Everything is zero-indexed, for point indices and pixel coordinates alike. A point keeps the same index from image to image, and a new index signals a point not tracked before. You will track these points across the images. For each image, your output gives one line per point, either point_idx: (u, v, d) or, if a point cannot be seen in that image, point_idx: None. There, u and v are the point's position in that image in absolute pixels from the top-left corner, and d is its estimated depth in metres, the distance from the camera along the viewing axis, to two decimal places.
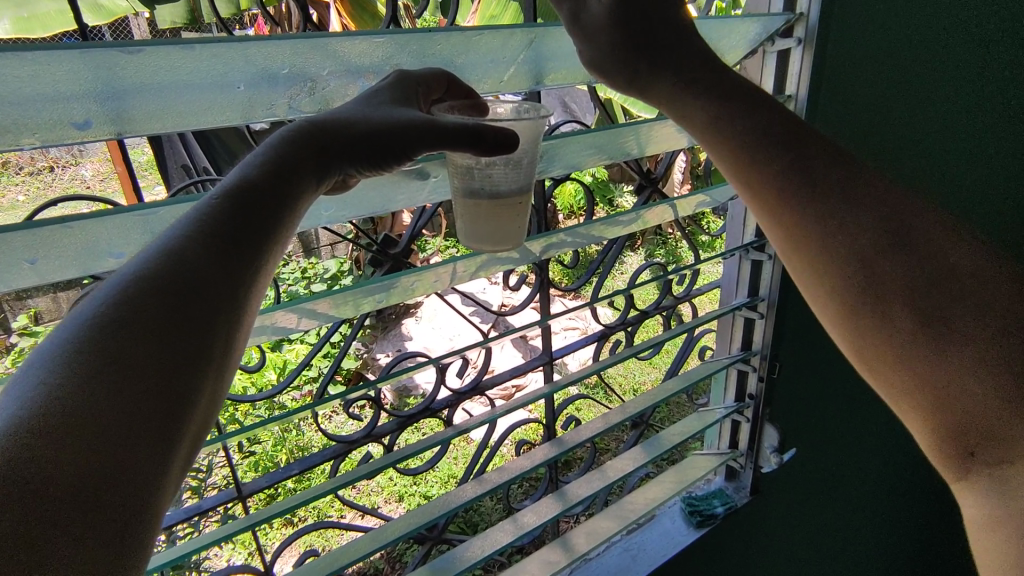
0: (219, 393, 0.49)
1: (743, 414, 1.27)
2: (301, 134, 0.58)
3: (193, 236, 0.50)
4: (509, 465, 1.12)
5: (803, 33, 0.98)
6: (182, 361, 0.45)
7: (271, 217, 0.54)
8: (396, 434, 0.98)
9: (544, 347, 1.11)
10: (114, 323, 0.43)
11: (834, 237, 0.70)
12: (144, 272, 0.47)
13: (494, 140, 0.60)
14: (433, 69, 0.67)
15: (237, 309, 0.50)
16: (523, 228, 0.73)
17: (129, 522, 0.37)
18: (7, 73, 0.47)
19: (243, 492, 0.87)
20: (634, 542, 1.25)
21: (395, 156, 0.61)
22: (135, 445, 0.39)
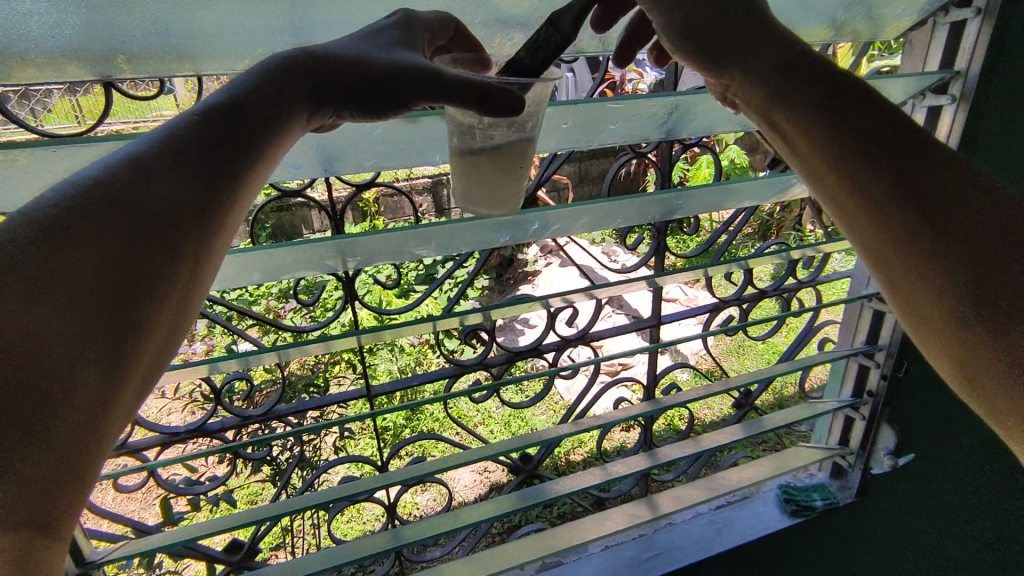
0: (180, 309, 0.55)
1: (859, 411, 1.22)
2: (294, 66, 0.65)
3: (160, 154, 0.56)
4: (604, 415, 1.18)
5: (983, 3, 0.89)
6: (141, 283, 0.50)
7: (245, 149, 0.61)
8: (504, 366, 1.06)
9: (653, 310, 1.12)
10: (77, 228, 0.48)
11: (868, 199, 0.62)
12: (112, 181, 0.52)
13: (499, 101, 0.64)
14: (441, 14, 0.73)
15: (201, 233, 0.57)
16: (519, 194, 0.81)
17: (69, 448, 0.43)
18: None
19: (372, 392, 0.99)
20: (721, 517, 1.25)
21: (391, 106, 0.68)
22: (82, 363, 0.44)
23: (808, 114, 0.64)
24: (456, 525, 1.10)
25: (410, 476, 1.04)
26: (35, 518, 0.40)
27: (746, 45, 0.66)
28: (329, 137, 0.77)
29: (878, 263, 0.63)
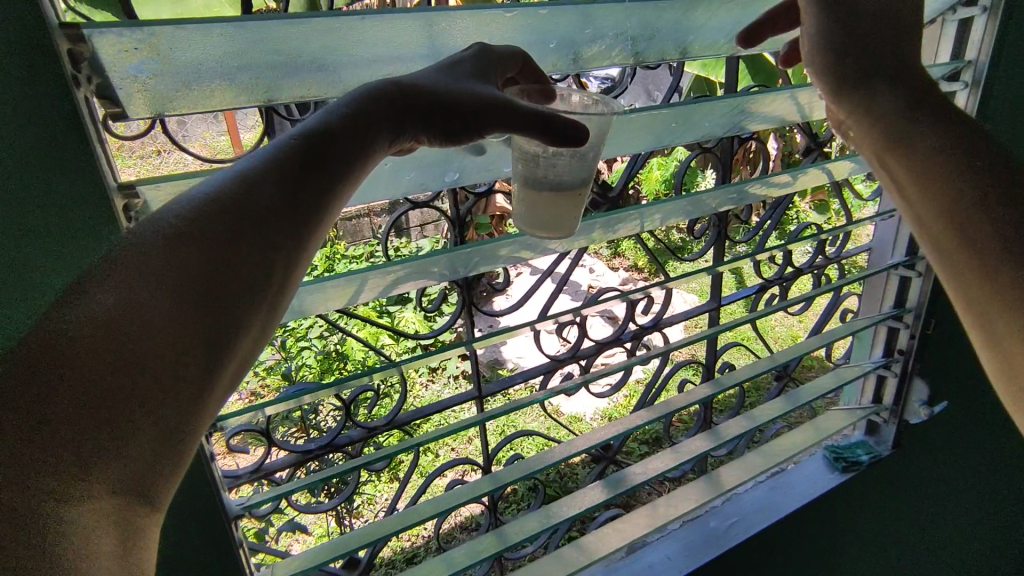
0: (265, 321, 0.54)
1: (891, 369, 1.35)
2: (385, 92, 0.59)
3: (262, 172, 0.55)
4: (674, 398, 1.25)
5: (989, 3, 1.04)
6: (235, 287, 0.50)
7: (338, 170, 0.57)
8: (593, 357, 1.12)
9: (713, 293, 1.22)
10: (183, 234, 0.48)
11: (949, 207, 0.69)
12: (219, 195, 0.52)
13: (562, 130, 0.59)
14: (511, 46, 0.68)
15: (293, 250, 0.55)
16: (578, 217, 0.73)
17: (157, 444, 0.42)
18: (377, 32, 0.61)
19: (482, 393, 1.01)
20: (780, 482, 1.35)
21: (468, 133, 0.62)
22: (177, 363, 0.44)
23: (925, 141, 0.71)
24: (557, 518, 1.13)
25: (516, 476, 1.07)
26: (143, 485, 0.41)
27: (874, 58, 0.73)
28: (473, 159, 0.73)
29: (956, 281, 0.70)
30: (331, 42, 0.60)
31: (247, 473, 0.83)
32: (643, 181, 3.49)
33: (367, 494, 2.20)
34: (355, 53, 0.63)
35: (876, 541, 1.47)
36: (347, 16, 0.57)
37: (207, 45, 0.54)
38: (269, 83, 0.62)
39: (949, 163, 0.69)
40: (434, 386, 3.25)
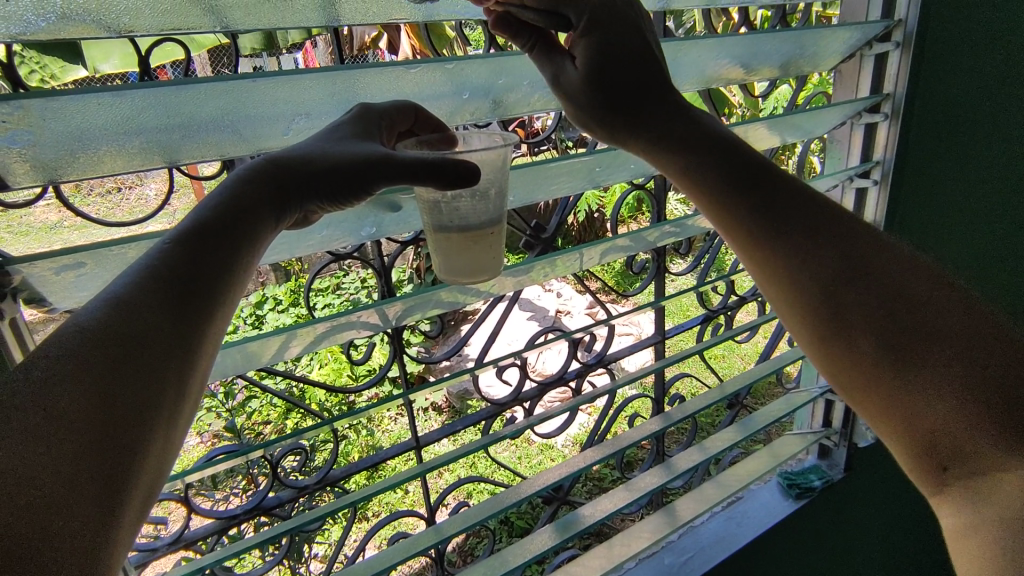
0: (168, 440, 0.46)
1: (838, 393, 1.37)
2: (258, 174, 0.58)
3: (137, 287, 0.48)
4: (624, 434, 1.24)
5: (901, 38, 1.10)
6: (131, 409, 0.42)
7: (221, 267, 0.53)
8: (537, 398, 1.11)
9: (657, 325, 1.23)
10: (54, 376, 0.40)
11: (815, 274, 0.71)
12: (93, 323, 0.44)
13: (454, 176, 0.58)
14: (397, 101, 0.68)
15: (187, 357, 0.48)
16: (499, 260, 0.71)
17: None
18: (277, 91, 0.61)
19: (420, 442, 1.00)
20: (736, 512, 1.34)
21: (353, 192, 0.60)
22: (79, 506, 0.36)
23: (748, 203, 0.75)
24: (507, 566, 1.09)
25: (461, 526, 1.05)
26: None
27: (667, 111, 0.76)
28: (390, 214, 0.73)
29: (823, 354, 0.73)
30: (228, 106, 0.59)
31: (165, 546, 0.80)
32: (604, 205, 3.53)
33: (330, 539, 2.13)
34: (255, 114, 0.62)
35: (835, 564, 1.47)
36: (238, 78, 0.57)
37: (90, 115, 0.53)
38: (164, 148, 0.59)
39: (762, 229, 0.74)
40: (403, 420, 3.19)
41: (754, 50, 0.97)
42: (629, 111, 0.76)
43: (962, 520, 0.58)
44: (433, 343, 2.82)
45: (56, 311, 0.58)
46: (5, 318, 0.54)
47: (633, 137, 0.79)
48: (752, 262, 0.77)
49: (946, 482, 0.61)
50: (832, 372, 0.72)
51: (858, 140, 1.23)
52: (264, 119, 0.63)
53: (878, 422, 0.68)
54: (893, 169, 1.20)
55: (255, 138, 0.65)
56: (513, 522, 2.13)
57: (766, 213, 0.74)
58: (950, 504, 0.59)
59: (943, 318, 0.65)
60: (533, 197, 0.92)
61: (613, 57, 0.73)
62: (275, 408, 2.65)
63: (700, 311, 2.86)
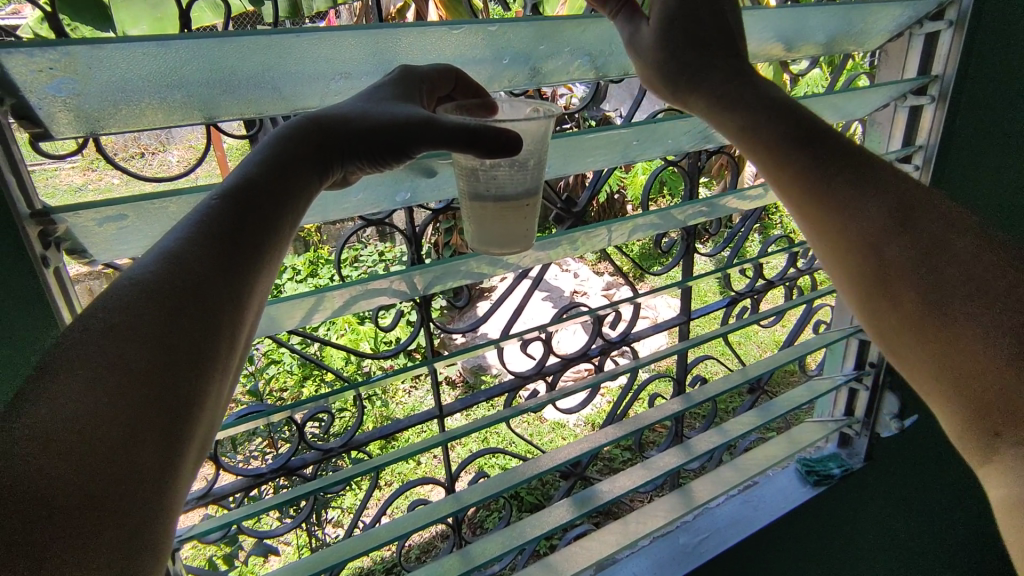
0: (220, 392, 0.47)
1: (863, 382, 1.35)
2: (301, 131, 0.57)
3: (189, 242, 0.48)
4: (644, 414, 1.24)
5: (955, 17, 1.05)
6: (185, 361, 0.43)
7: (268, 222, 0.52)
8: (560, 373, 1.11)
9: (682, 306, 1.21)
10: (114, 327, 0.41)
11: (861, 228, 0.70)
12: (148, 276, 0.45)
13: (494, 142, 0.57)
14: (438, 66, 0.69)
15: (238, 310, 0.49)
16: (533, 230, 0.70)
17: (130, 548, 0.35)
18: (319, 49, 0.60)
19: (443, 411, 1.00)
20: (753, 496, 1.34)
21: (393, 154, 0.60)
22: (140, 456, 0.38)
23: (798, 159, 0.74)
24: (524, 538, 1.11)
25: (480, 495, 1.06)
26: None
27: (704, 74, 0.77)
28: (425, 180, 0.71)
29: (868, 312, 0.72)
30: (270, 62, 0.58)
31: (194, 501, 0.82)
32: (626, 186, 3.49)
33: (344, 504, 2.17)
34: (293, 72, 0.62)
35: (849, 552, 1.47)
36: (284, 34, 0.56)
37: (135, 64, 0.52)
38: (204, 103, 0.60)
39: (816, 186, 0.73)
40: (417, 392, 3.23)
41: (802, 26, 0.94)
42: (685, 71, 0.78)
43: (1012, 492, 0.55)
44: (450, 318, 2.83)
45: (95, 264, 0.59)
46: (48, 267, 0.54)
47: (696, 98, 0.80)
48: (808, 225, 0.76)
49: (1001, 445, 0.57)
50: (874, 326, 0.71)
51: (901, 123, 1.19)
52: (302, 76, 0.63)
53: (921, 384, 0.66)
54: (936, 155, 1.16)
55: (294, 96, 0.64)
56: (524, 497, 2.15)
57: (823, 163, 0.73)
58: (995, 474, 0.57)
59: (980, 274, 0.63)
60: (566, 169, 0.90)
61: (678, 24, 0.77)
62: (293, 375, 2.69)
63: (719, 297, 2.83)
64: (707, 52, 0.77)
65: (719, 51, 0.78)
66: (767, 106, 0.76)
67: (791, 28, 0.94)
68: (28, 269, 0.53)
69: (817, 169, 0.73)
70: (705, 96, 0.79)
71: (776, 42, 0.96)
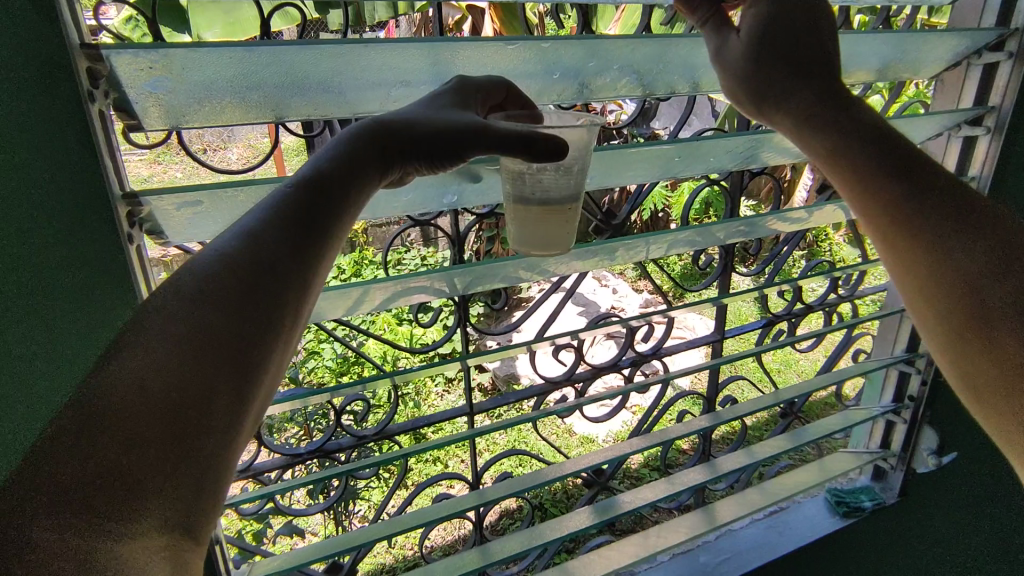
0: (281, 363, 0.52)
1: (900, 415, 1.32)
2: (367, 132, 0.62)
3: (267, 226, 0.53)
4: (671, 428, 1.24)
5: (1015, 49, 1.03)
6: (254, 335, 0.48)
7: (337, 213, 0.57)
8: (589, 381, 1.12)
9: (716, 325, 1.22)
10: (199, 296, 0.47)
11: (961, 273, 0.69)
12: (229, 253, 0.50)
13: (544, 149, 0.60)
14: (493, 77, 0.71)
15: (303, 291, 0.53)
16: (573, 234, 0.74)
17: (195, 490, 0.40)
18: (383, 56, 0.65)
19: (473, 409, 1.03)
20: (778, 521, 1.33)
21: (450, 158, 0.64)
22: (211, 411, 0.43)
23: (899, 192, 0.72)
24: (544, 539, 1.13)
25: (503, 493, 1.08)
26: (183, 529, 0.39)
27: (786, 95, 0.75)
28: (471, 184, 0.76)
29: (950, 353, 0.72)
30: (339, 68, 0.64)
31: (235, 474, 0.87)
32: (670, 205, 3.47)
33: (371, 498, 2.22)
34: (359, 77, 0.66)
35: None
36: (354, 42, 0.61)
37: (221, 66, 0.58)
38: (277, 104, 0.65)
39: (898, 227, 0.73)
40: (449, 395, 3.28)
41: (853, 52, 0.94)
42: (773, 90, 0.75)
43: None
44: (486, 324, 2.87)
45: (170, 246, 0.65)
46: (132, 243, 0.61)
47: (780, 114, 0.77)
48: (894, 264, 0.75)
49: None
50: (957, 364, 0.71)
51: (955, 153, 1.17)
52: (366, 82, 0.68)
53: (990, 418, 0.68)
54: (990, 187, 1.14)
55: (358, 100, 0.69)
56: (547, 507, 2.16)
57: (923, 195, 0.71)
58: None
59: None
60: (607, 182, 0.93)
61: (773, 37, 0.74)
62: (332, 369, 2.78)
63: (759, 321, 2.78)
64: (802, 70, 0.74)
65: (782, 69, 0.74)
66: (860, 130, 0.73)
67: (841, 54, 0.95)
68: (115, 244, 0.60)
69: (902, 197, 0.72)
70: (786, 118, 0.77)
71: None
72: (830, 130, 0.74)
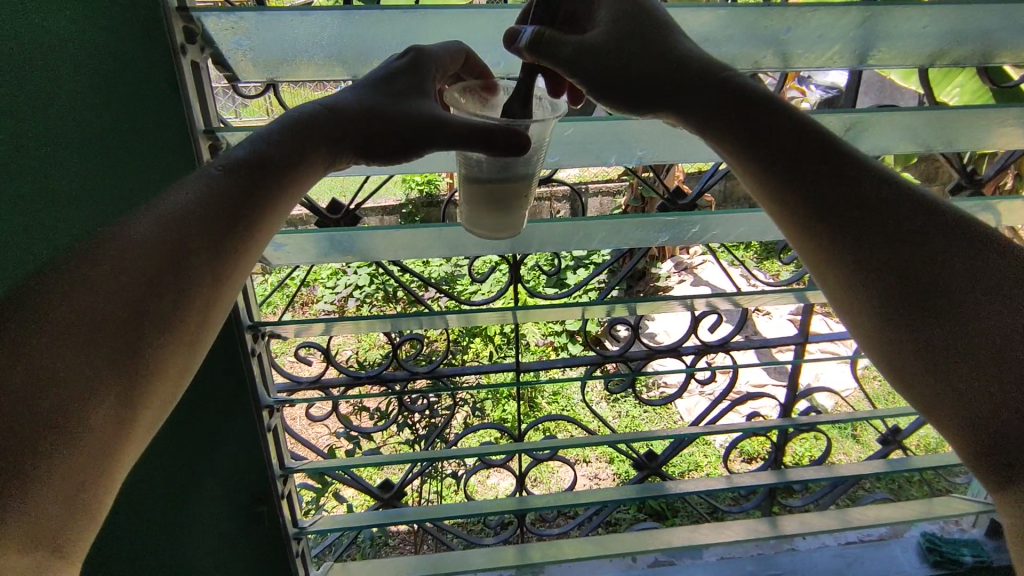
0: (192, 336, 0.58)
1: None
2: (303, 123, 0.66)
3: (180, 212, 0.59)
4: (734, 425, 1.18)
5: None
6: (154, 317, 0.54)
7: (256, 198, 0.63)
8: (643, 361, 1.11)
9: (800, 325, 1.12)
10: (99, 277, 0.52)
11: (861, 254, 0.60)
12: (137, 237, 0.56)
13: (504, 144, 0.63)
14: (451, 47, 0.71)
15: (212, 270, 0.59)
16: (522, 217, 0.76)
17: (85, 453, 0.46)
18: (425, 21, 0.71)
19: (520, 367, 1.09)
20: (850, 552, 1.20)
21: (400, 151, 0.68)
22: (99, 383, 0.48)
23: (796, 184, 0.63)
24: (580, 501, 1.16)
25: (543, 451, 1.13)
26: (71, 492, 0.45)
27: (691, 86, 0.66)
28: None
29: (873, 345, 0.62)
30: (386, 32, 0.72)
31: (305, 382, 1.02)
32: None
33: None
34: (407, 41, 0.74)
35: None
36: (395, 8, 0.69)
37: (286, 29, 0.69)
38: (337, 62, 0.75)
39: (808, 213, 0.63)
40: None
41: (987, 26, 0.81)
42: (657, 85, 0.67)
43: None
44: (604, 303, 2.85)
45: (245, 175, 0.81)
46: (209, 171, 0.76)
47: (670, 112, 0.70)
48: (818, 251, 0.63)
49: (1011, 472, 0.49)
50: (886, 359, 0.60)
51: None
52: (414, 45, 0.75)
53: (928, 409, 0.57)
54: None
55: None
56: None
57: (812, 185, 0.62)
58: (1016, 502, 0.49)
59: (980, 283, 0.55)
60: (670, 158, 0.90)
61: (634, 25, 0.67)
62: None
63: None
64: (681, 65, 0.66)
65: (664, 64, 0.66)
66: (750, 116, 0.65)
67: (971, 28, 0.82)
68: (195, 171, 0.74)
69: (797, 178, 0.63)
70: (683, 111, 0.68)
71: (951, 42, 0.84)
72: (733, 117, 0.66)
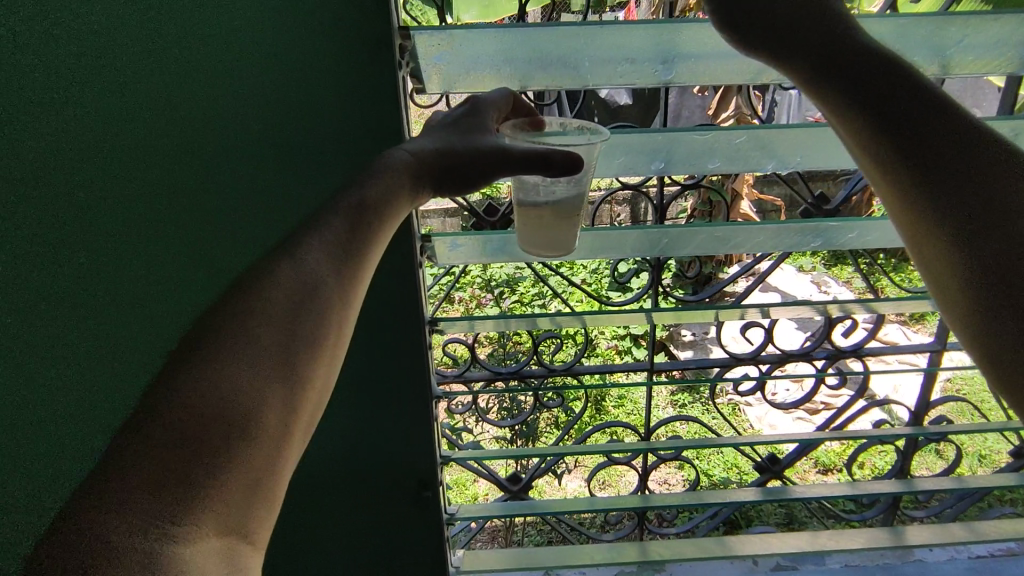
0: (329, 368, 0.56)
1: None
2: (401, 164, 0.67)
3: (310, 249, 0.58)
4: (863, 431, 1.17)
5: None
6: (300, 349, 0.52)
7: (369, 233, 0.62)
8: (775, 364, 1.12)
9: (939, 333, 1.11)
10: (248, 316, 0.52)
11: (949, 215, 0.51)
12: (276, 274, 0.55)
13: (561, 161, 0.64)
14: (502, 91, 0.74)
15: (339, 300, 0.58)
16: (576, 235, 0.77)
17: (252, 481, 0.44)
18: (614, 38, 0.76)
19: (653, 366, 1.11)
20: (984, 567, 1.17)
21: (475, 182, 0.69)
22: (259, 410, 0.46)
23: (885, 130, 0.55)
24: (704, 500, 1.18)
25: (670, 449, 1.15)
26: (240, 523, 0.42)
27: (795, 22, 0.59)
28: (679, 152, 0.84)
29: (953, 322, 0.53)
30: (575, 47, 0.76)
31: (452, 375, 1.07)
32: None
33: None
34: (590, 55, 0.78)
35: None
36: (591, 25, 0.73)
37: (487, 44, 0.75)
38: (521, 75, 0.80)
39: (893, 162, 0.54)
40: None
41: None
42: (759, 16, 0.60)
43: None
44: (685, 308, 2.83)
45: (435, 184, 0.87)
46: None
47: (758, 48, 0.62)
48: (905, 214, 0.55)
49: None
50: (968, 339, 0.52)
51: None
52: (596, 59, 0.79)
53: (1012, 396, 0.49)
54: None
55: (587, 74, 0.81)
56: None
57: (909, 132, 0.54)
58: None
59: None
60: (830, 165, 0.89)
61: None
62: None
63: None
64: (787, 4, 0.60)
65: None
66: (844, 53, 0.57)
67: None
68: None
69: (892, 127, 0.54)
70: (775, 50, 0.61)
71: None
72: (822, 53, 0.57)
